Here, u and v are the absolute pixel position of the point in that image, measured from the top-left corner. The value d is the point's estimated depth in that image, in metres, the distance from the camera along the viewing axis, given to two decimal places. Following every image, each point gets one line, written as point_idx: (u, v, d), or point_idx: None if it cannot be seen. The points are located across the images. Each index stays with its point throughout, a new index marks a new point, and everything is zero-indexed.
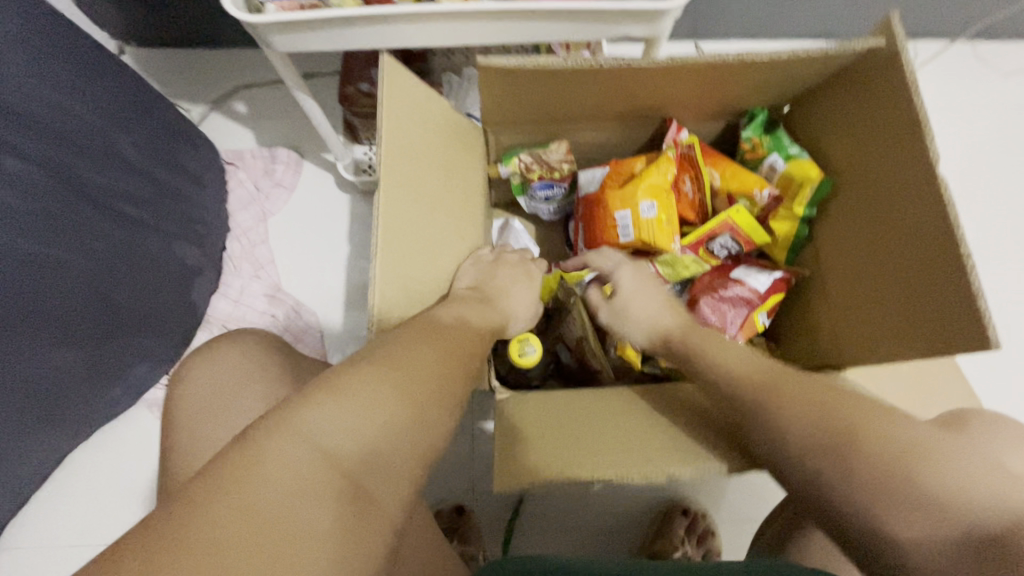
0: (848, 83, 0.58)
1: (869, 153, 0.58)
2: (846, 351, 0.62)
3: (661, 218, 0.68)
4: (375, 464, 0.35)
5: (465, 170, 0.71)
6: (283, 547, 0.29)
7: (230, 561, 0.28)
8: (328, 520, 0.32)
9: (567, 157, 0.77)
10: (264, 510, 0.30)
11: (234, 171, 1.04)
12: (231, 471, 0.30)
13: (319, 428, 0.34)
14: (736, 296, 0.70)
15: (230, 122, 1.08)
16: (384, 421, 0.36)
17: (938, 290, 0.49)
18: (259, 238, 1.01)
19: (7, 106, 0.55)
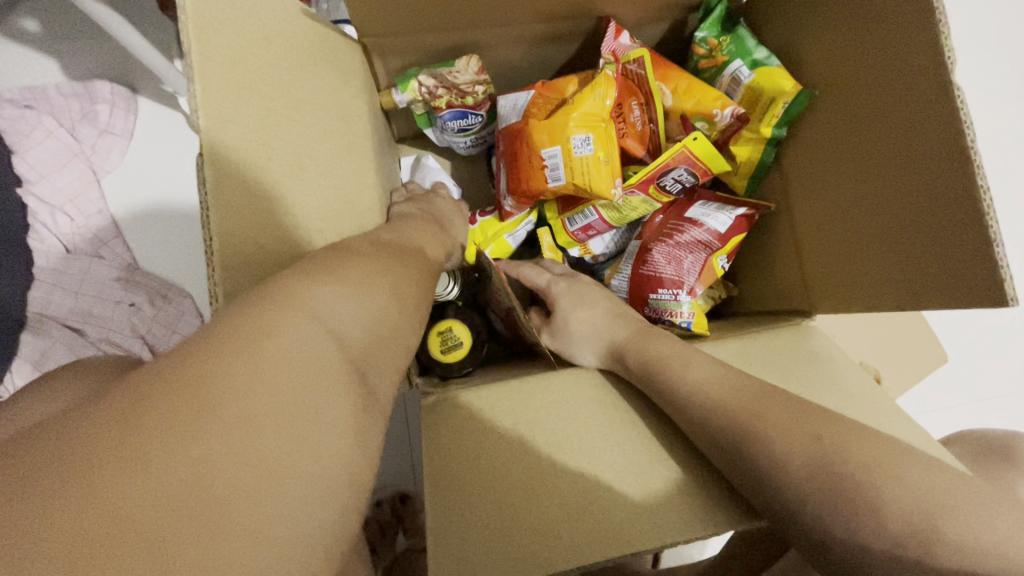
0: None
1: (847, 46, 0.47)
2: (814, 295, 0.54)
3: (600, 156, 0.55)
4: (286, 423, 0.25)
5: (350, 83, 0.54)
6: (314, 428, 0.26)
7: (262, 435, 0.24)
8: (339, 434, 0.27)
9: (481, 76, 0.59)
10: (287, 387, 0.26)
11: (37, 114, 0.75)
12: (246, 343, 0.26)
13: (328, 310, 0.30)
14: (693, 241, 0.60)
15: (20, 46, 0.79)
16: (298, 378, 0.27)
17: (934, 204, 0.41)
18: (95, 204, 0.78)
19: None
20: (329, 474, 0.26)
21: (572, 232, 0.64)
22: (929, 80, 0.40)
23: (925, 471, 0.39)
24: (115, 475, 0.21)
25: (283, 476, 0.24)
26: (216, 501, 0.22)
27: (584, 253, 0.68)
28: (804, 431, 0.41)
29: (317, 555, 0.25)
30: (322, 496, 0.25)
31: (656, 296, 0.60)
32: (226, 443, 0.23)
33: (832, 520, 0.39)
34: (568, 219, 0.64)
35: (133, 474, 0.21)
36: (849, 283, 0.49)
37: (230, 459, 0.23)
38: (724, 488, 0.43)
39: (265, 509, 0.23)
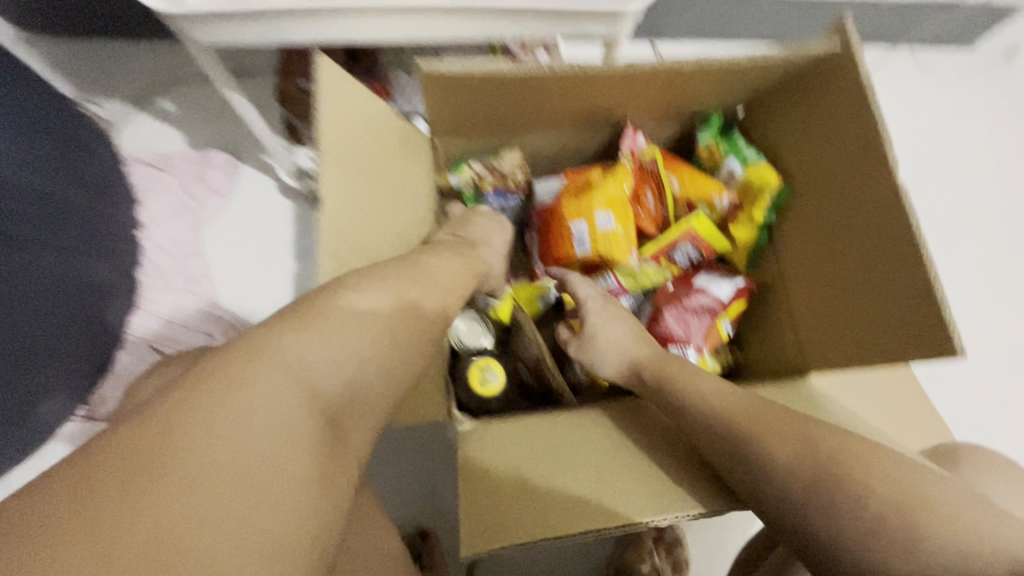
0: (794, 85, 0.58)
1: (821, 152, 0.58)
2: (806, 357, 0.62)
3: (618, 230, 0.66)
4: (260, 407, 0.34)
5: (419, 171, 0.67)
6: (275, 476, 0.33)
7: (235, 481, 0.31)
8: (307, 473, 0.34)
9: (521, 165, 0.74)
10: (257, 442, 0.33)
11: (162, 175, 0.95)
12: (226, 404, 0.33)
13: (299, 365, 0.36)
14: (700, 306, 0.68)
15: (155, 121, 0.98)
16: (276, 372, 0.36)
17: (897, 280, 0.49)
18: (192, 249, 0.93)
19: None
20: (294, 511, 0.33)
21: None
22: (884, 182, 0.50)
23: None
24: (119, 512, 0.29)
25: (257, 511, 0.32)
26: (201, 531, 0.30)
27: None
28: None
29: (292, 535, 0.33)
30: (286, 529, 0.32)
31: None
32: (199, 489, 0.30)
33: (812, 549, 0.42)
34: None
35: (139, 509, 0.29)
36: (834, 346, 0.57)
37: (209, 501, 0.30)
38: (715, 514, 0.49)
39: (235, 538, 0.31)
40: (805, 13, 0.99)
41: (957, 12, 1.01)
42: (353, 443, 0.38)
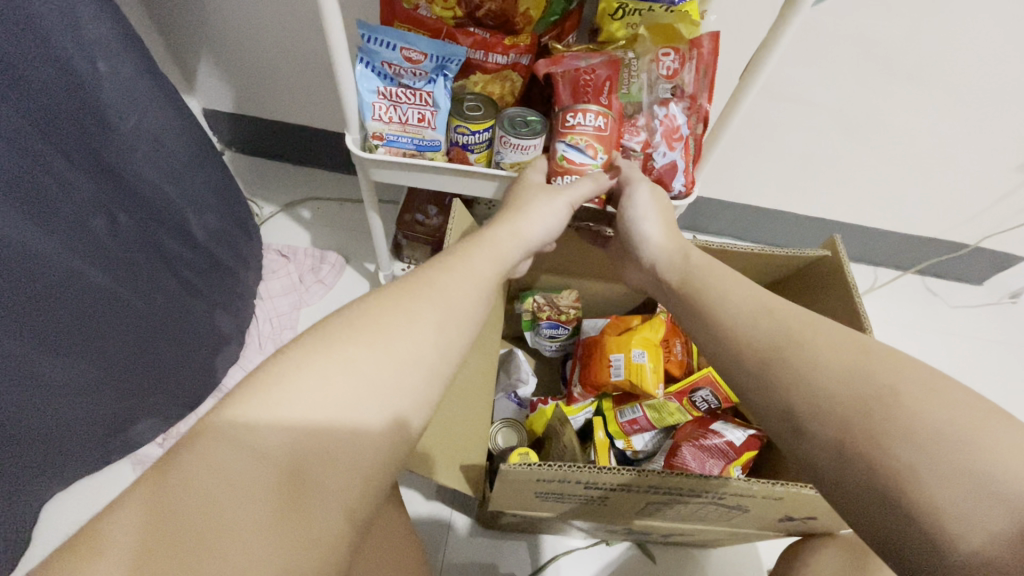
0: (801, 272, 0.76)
1: None
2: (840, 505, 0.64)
3: (650, 365, 0.80)
4: (228, 490, 0.32)
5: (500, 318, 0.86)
6: (231, 519, 0.31)
7: (194, 516, 0.31)
8: (264, 518, 0.32)
9: (575, 303, 0.91)
10: (220, 485, 0.32)
11: (285, 263, 1.17)
12: (203, 441, 0.33)
13: (273, 408, 0.34)
14: (715, 447, 0.77)
15: (294, 223, 1.25)
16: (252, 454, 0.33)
17: None
18: (289, 324, 1.11)
19: (130, 174, 0.72)
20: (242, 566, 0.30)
21: (621, 423, 0.84)
22: None
23: None
24: (99, 531, 0.30)
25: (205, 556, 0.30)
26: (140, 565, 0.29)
27: (627, 446, 0.84)
28: None
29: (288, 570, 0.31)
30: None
31: None
32: (159, 524, 0.30)
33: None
34: (620, 411, 0.85)
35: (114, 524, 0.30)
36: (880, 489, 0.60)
37: (162, 537, 0.30)
38: None
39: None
40: (823, 231, 1.21)
41: (953, 252, 1.21)
42: (324, 489, 0.34)
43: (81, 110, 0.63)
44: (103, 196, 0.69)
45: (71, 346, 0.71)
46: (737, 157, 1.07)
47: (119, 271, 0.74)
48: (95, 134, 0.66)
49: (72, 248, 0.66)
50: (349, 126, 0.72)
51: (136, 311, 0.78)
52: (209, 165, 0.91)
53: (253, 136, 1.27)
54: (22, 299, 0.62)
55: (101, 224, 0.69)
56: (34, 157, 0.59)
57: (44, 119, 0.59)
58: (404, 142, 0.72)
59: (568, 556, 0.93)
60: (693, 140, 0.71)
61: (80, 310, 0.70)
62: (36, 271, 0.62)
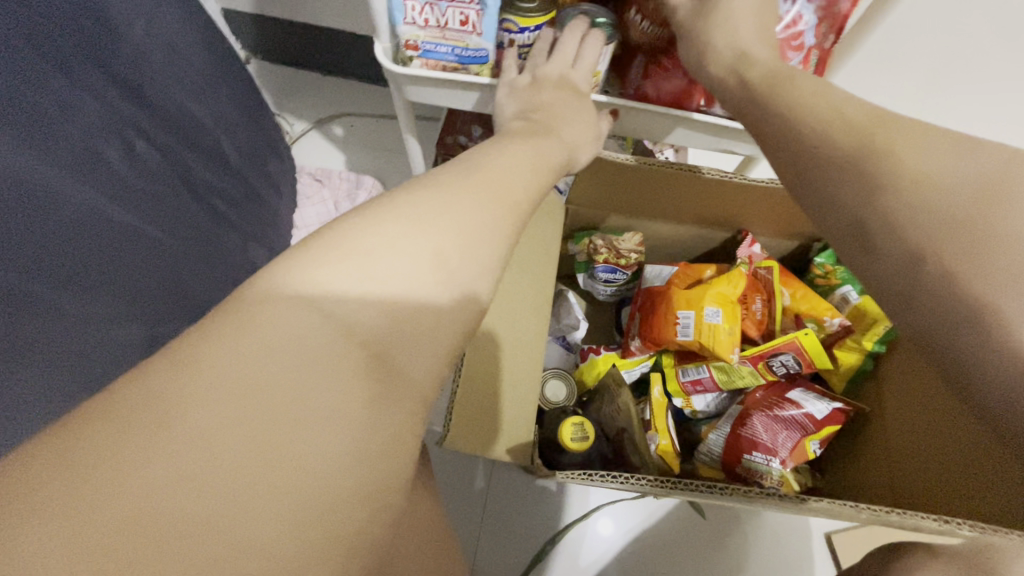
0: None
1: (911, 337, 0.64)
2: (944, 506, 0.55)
3: (725, 326, 0.69)
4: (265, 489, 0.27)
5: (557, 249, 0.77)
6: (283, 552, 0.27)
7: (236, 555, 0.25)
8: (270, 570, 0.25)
9: (638, 247, 0.79)
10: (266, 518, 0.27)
11: (319, 187, 1.09)
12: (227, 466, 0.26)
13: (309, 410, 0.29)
14: (791, 419, 0.68)
15: (327, 143, 1.15)
16: (233, 386, 0.27)
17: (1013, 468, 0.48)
18: None
19: (145, 93, 0.63)
20: None
21: (682, 382, 0.76)
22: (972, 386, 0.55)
23: None
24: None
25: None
26: None
27: (686, 405, 0.77)
28: None
29: None
30: None
31: (749, 457, 0.67)
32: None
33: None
34: (682, 370, 0.76)
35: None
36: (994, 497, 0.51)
37: None
38: None
39: None
40: None
41: None
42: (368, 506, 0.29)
43: (78, 13, 0.53)
44: (115, 120, 0.59)
45: (114, 292, 0.62)
46: (888, 59, 0.86)
47: (141, 207, 0.65)
48: (101, 45, 0.56)
49: (92, 184, 0.57)
50: (379, 31, 0.59)
51: (167, 251, 0.70)
52: (235, 80, 0.81)
53: (280, 41, 1.13)
54: (47, 248, 0.53)
55: (116, 153, 0.60)
56: (27, 76, 0.49)
57: (34, 29, 0.49)
58: (443, 52, 0.58)
59: (609, 502, 0.90)
60: (816, 54, 0.56)
61: (109, 252, 0.60)
62: (54, 211, 0.53)
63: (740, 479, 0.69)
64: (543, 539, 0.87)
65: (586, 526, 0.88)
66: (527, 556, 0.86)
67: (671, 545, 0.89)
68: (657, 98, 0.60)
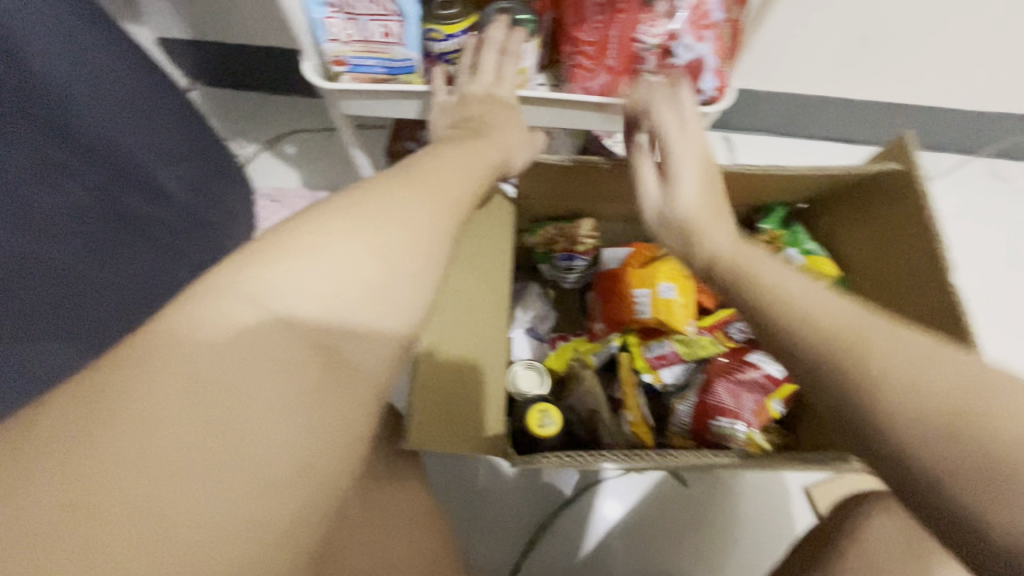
0: (875, 209, 0.64)
1: (887, 272, 0.63)
2: None
3: (679, 301, 0.72)
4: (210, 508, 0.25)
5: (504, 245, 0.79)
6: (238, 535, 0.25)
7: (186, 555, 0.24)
8: None
9: (592, 232, 0.81)
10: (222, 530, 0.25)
11: (275, 207, 1.09)
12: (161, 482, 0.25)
13: (246, 391, 0.28)
14: (751, 381, 0.71)
15: (279, 162, 1.14)
16: (179, 379, 0.27)
17: None
18: None
19: (74, 133, 0.63)
20: None
21: (648, 358, 0.77)
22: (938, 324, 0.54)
23: None
24: None
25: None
26: None
27: (655, 380, 0.77)
28: None
29: None
30: None
31: (716, 422, 0.70)
32: None
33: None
34: (647, 346, 0.77)
35: None
36: None
37: None
38: None
39: None
40: (882, 119, 1.04)
41: None
42: (331, 461, 0.29)
43: None
44: (42, 164, 0.60)
45: None
46: (815, 27, 0.88)
47: (75, 246, 0.66)
48: (21, 91, 0.56)
49: None
50: (305, 49, 0.59)
51: None
52: (173, 109, 0.80)
53: (221, 64, 1.12)
54: None
55: (46, 197, 0.61)
56: None
57: None
58: (371, 65, 0.59)
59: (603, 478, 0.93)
60: (726, 27, 0.58)
61: None
62: None
63: (711, 444, 0.72)
64: (542, 519, 0.90)
65: (580, 503, 0.91)
66: (519, 543, 0.89)
67: (660, 518, 0.91)
68: (589, 87, 0.60)
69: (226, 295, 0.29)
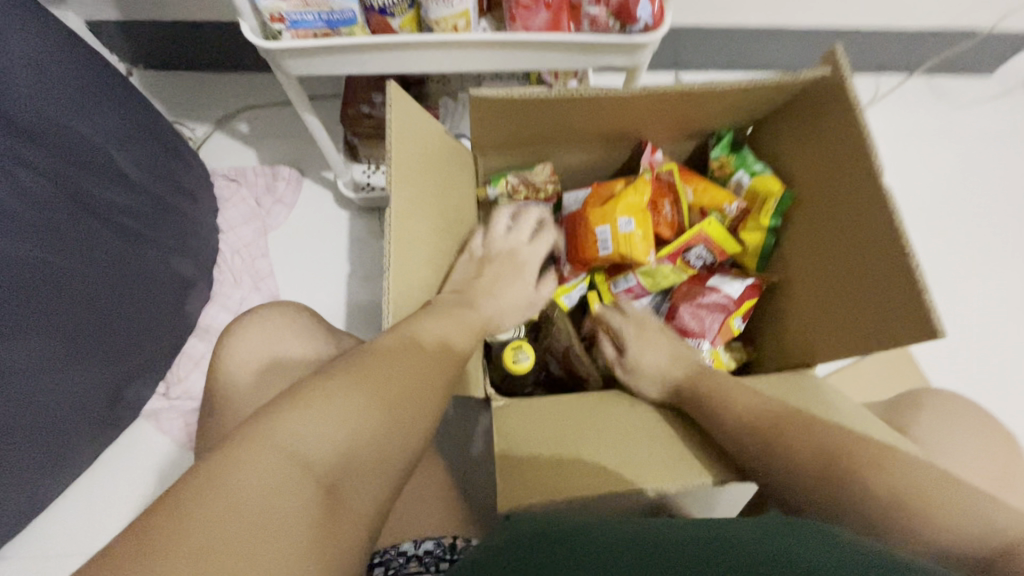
0: (804, 121, 0.66)
1: (820, 179, 0.66)
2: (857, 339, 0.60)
3: (638, 233, 0.74)
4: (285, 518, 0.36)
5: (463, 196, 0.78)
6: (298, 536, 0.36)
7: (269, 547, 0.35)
8: None
9: (552, 177, 0.82)
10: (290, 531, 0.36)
11: (236, 187, 1.07)
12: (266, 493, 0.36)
13: (296, 436, 0.40)
14: (713, 302, 0.75)
15: (234, 141, 1.12)
16: (282, 448, 0.39)
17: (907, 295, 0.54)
18: (260, 251, 1.05)
19: (16, 119, 0.62)
20: None
21: (616, 293, 0.80)
22: (872, 227, 0.58)
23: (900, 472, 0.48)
24: None
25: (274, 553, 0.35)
26: None
27: (626, 314, 0.81)
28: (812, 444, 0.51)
29: None
30: None
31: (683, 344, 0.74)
32: None
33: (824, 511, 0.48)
34: (613, 283, 0.80)
35: None
36: (891, 319, 0.56)
37: None
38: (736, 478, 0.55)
39: None
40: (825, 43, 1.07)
41: (964, 45, 1.08)
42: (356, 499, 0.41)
43: None
44: None
45: None
46: None
47: (37, 239, 0.66)
48: None
49: None
50: (241, 9, 0.59)
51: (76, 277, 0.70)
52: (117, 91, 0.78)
53: (158, 44, 1.08)
54: None
55: None
56: None
57: None
58: (311, 20, 0.59)
59: None
60: None
61: None
62: None
63: None
64: None
65: None
66: None
67: None
68: (530, 24, 0.61)
69: (251, 447, 0.38)
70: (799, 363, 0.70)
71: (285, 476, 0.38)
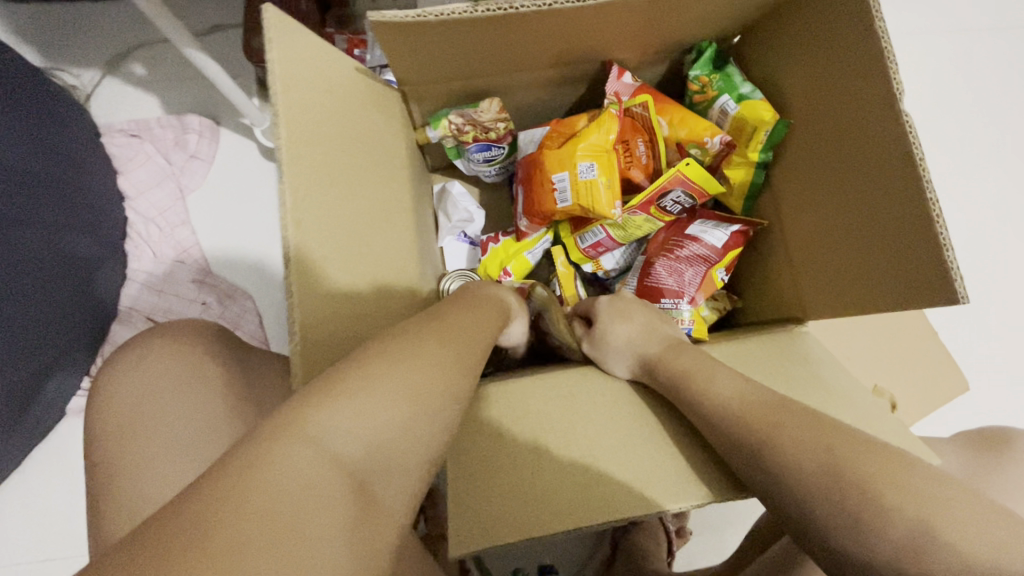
0: (805, 33, 0.54)
1: (819, 103, 0.55)
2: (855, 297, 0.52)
3: (602, 180, 0.62)
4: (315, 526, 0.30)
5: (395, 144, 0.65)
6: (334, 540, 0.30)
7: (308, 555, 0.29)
8: None
9: (502, 115, 0.68)
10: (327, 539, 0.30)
11: (139, 143, 0.91)
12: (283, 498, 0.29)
13: (334, 430, 0.33)
14: (692, 255, 0.65)
15: (129, 86, 0.94)
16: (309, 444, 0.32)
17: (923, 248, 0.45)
18: (179, 219, 0.91)
19: None
20: None
21: (583, 249, 0.70)
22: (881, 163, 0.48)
23: (914, 473, 0.41)
24: None
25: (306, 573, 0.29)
26: None
27: (596, 269, 0.73)
28: (814, 439, 0.44)
29: None
30: None
31: (659, 305, 0.65)
32: None
33: (820, 511, 0.42)
34: (580, 237, 0.70)
35: None
36: (897, 274, 0.47)
37: None
38: (725, 474, 0.49)
39: None
40: None
41: None
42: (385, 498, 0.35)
43: None
44: None
45: None
46: None
47: None
48: None
49: None
50: None
51: None
52: None
53: None
54: None
55: None
56: None
57: None
58: None
59: None
60: None
61: None
62: None
63: None
64: None
65: None
66: None
67: None
68: None
69: (284, 436, 0.32)
70: (789, 320, 0.62)
71: (321, 469, 0.32)
